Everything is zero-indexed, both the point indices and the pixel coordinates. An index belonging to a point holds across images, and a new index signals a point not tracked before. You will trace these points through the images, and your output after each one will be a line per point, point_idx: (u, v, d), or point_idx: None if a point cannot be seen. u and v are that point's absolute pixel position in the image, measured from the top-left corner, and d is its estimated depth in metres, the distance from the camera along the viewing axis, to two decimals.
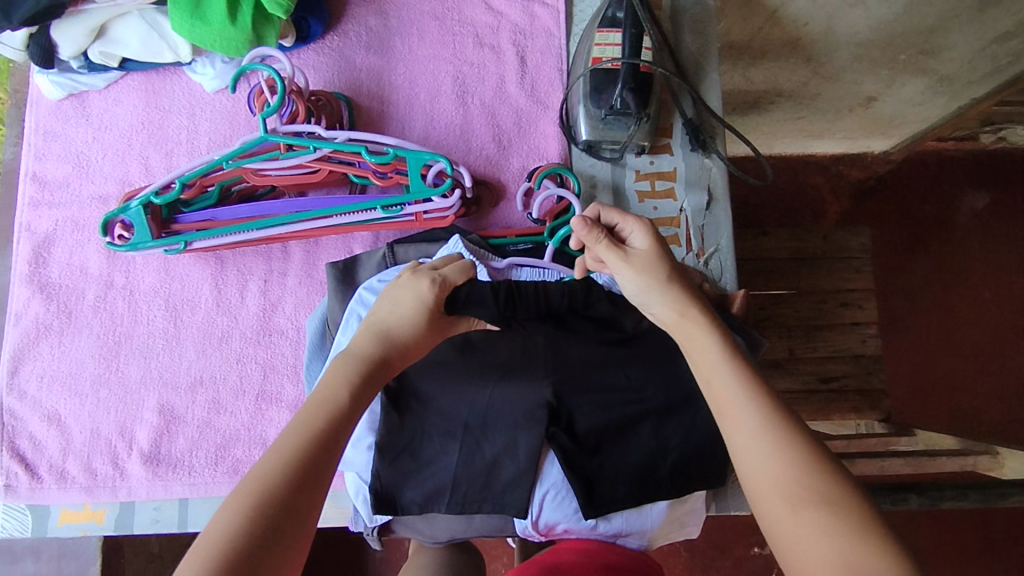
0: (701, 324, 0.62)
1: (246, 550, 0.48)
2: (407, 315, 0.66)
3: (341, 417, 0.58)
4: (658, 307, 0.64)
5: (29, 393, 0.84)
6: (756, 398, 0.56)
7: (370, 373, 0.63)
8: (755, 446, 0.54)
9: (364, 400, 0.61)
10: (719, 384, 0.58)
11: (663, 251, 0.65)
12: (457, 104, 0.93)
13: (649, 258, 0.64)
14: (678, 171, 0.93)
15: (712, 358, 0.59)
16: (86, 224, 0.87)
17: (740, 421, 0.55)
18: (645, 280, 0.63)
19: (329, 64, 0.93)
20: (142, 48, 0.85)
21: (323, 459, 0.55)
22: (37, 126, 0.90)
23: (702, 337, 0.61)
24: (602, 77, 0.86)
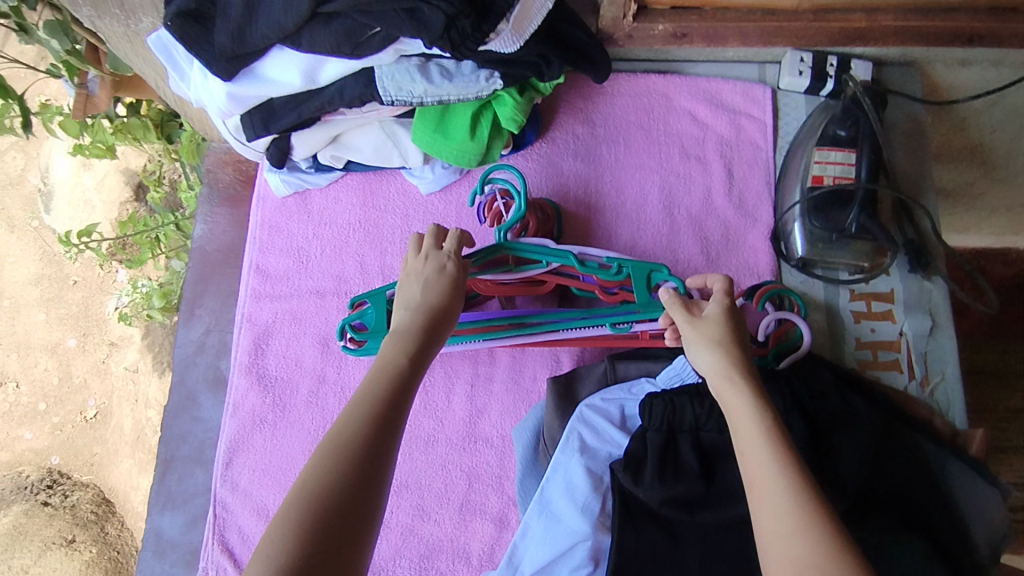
0: (745, 391, 0.61)
1: (330, 503, 0.50)
2: (429, 287, 0.67)
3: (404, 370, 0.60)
4: (710, 366, 0.65)
5: (240, 485, 0.84)
6: (791, 476, 0.54)
7: (423, 341, 0.64)
8: (783, 522, 0.52)
9: (420, 360, 0.62)
10: (753, 455, 0.57)
11: (731, 320, 0.68)
12: (664, 215, 0.93)
13: (716, 324, 0.68)
14: (897, 293, 0.89)
15: (750, 435, 0.58)
16: (304, 317, 0.89)
17: (769, 494, 0.54)
18: (715, 339, 0.67)
19: (537, 170, 0.95)
20: (373, 154, 0.89)
21: (397, 415, 0.58)
22: (262, 220, 0.94)
23: (741, 404, 0.61)
24: (827, 198, 0.85)
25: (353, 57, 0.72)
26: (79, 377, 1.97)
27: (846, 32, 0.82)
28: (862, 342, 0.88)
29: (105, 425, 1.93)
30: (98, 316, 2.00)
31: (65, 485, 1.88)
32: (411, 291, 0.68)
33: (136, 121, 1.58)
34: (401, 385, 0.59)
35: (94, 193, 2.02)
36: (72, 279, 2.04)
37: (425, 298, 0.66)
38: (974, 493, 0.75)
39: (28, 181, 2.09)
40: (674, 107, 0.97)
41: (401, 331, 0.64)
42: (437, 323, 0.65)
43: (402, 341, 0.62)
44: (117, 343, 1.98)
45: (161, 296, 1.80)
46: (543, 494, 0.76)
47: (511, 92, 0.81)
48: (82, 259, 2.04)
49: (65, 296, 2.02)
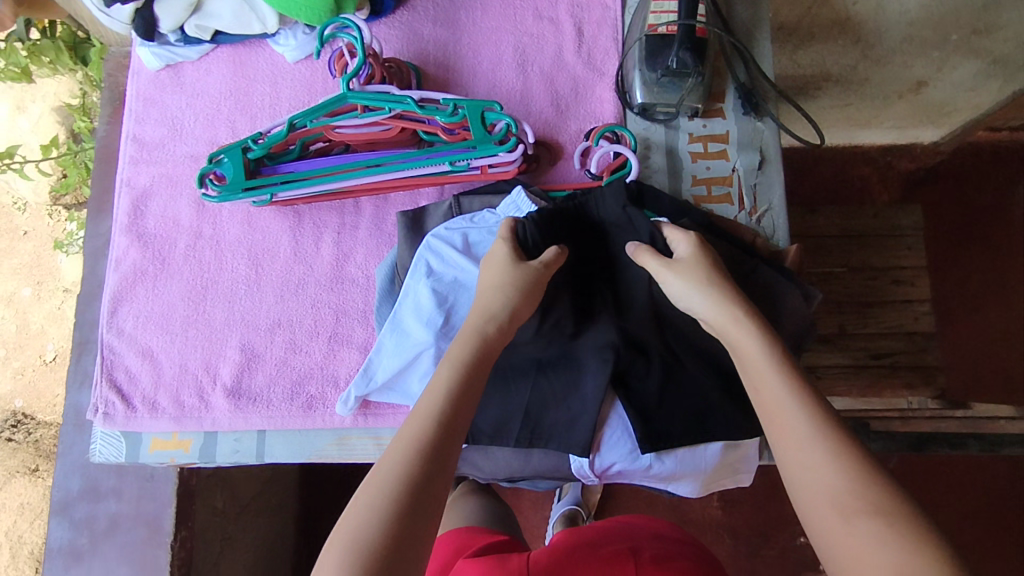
0: (747, 327, 0.65)
1: (399, 526, 0.54)
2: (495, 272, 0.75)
3: (461, 391, 0.64)
4: (704, 306, 0.69)
5: (126, 330, 0.91)
6: (818, 417, 0.57)
7: (483, 352, 0.67)
8: (814, 454, 0.55)
9: (472, 385, 0.65)
10: (774, 401, 0.60)
11: (706, 257, 0.73)
12: (517, 72, 0.99)
13: (683, 268, 0.73)
14: (731, 134, 0.96)
15: (769, 382, 0.61)
16: (179, 180, 0.95)
17: (795, 429, 0.57)
18: (696, 282, 0.71)
19: (399, 36, 1.01)
20: (233, 21, 0.93)
21: (452, 439, 0.61)
22: (137, 93, 0.99)
23: (749, 344, 0.64)
24: (655, 42, 0.91)
25: None
26: (38, 324, 2.01)
27: None
28: (698, 179, 0.95)
29: (65, 366, 1.99)
30: (51, 266, 2.04)
31: (29, 424, 1.95)
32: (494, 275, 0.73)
33: (47, 43, 1.59)
34: (454, 409, 0.62)
35: (32, 136, 2.03)
36: (23, 230, 2.06)
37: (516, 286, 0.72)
38: (777, 293, 0.84)
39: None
40: None
41: (461, 339, 0.68)
42: (489, 345, 0.68)
43: (458, 364, 0.65)
44: (70, 290, 2.03)
45: None
46: (395, 316, 0.84)
47: None
48: (28, 207, 2.05)
49: (15, 247, 2.04)
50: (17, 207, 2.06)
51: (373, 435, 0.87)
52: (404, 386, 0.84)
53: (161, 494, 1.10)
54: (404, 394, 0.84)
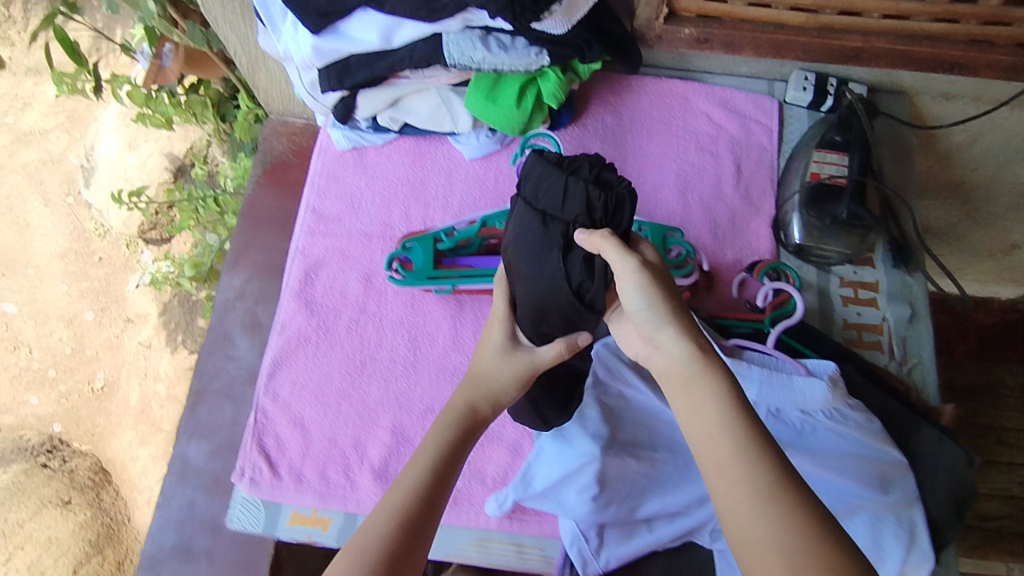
0: (713, 375, 0.61)
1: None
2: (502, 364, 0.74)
3: (431, 472, 0.67)
4: (671, 347, 0.64)
5: (280, 396, 0.92)
6: (760, 467, 0.54)
7: (465, 431, 0.71)
8: (750, 490, 0.53)
9: (458, 452, 0.69)
10: (715, 450, 0.57)
11: (660, 270, 0.68)
12: (678, 198, 1.04)
13: (640, 271, 0.64)
14: (881, 284, 1.00)
15: (723, 438, 0.57)
16: (351, 255, 1.00)
17: (733, 475, 0.55)
18: (651, 295, 0.64)
19: (570, 149, 1.07)
20: (428, 117, 1.01)
21: (435, 506, 0.65)
22: (320, 169, 1.06)
23: (705, 392, 0.60)
24: (821, 191, 0.96)
25: (427, 21, 0.84)
26: (88, 350, 1.93)
27: (843, 50, 0.95)
28: (849, 323, 0.98)
29: (110, 397, 1.88)
30: (116, 293, 1.98)
31: (64, 451, 1.82)
32: (488, 352, 0.75)
33: (196, 98, 1.72)
34: (433, 479, 0.66)
35: (134, 171, 2.01)
36: (97, 256, 2.02)
37: (506, 369, 0.74)
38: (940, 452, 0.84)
39: (68, 160, 2.10)
40: (692, 109, 1.10)
41: (448, 418, 0.72)
42: (477, 422, 0.72)
43: (445, 431, 0.69)
44: (133, 321, 1.95)
45: (192, 266, 1.83)
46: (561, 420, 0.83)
47: (555, 70, 0.93)
48: (107, 235, 2.04)
49: (86, 271, 2.00)
50: (97, 233, 2.04)
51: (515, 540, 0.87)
52: (562, 497, 0.82)
53: (255, 561, 1.07)
54: (560, 504, 0.82)
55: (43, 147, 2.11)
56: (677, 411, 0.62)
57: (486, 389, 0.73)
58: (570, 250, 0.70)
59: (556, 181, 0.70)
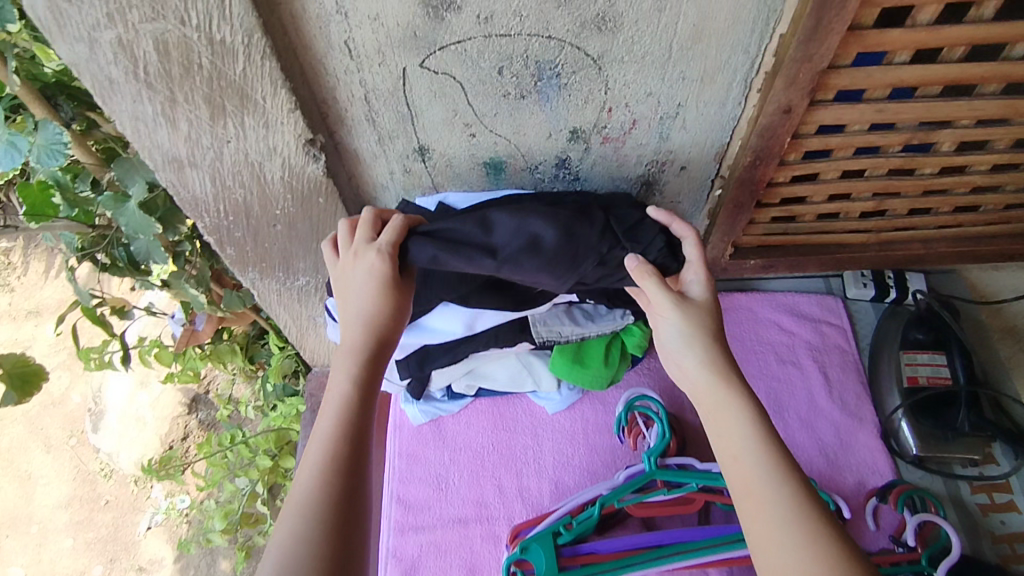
0: (740, 407, 0.64)
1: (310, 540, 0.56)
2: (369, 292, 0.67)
3: (350, 451, 0.62)
4: (702, 370, 0.67)
5: None
6: (785, 487, 0.58)
7: (372, 361, 0.67)
8: (785, 527, 0.56)
9: (367, 385, 0.66)
10: (747, 472, 0.60)
11: (714, 311, 0.71)
12: (776, 419, 1.00)
13: (679, 309, 0.69)
14: (1013, 483, 0.93)
15: (753, 463, 0.60)
16: (449, 547, 0.92)
17: (769, 508, 0.58)
18: (692, 328, 0.69)
19: (650, 383, 1.03)
20: (508, 381, 0.98)
21: (352, 488, 0.61)
22: (399, 450, 1.00)
23: (733, 415, 0.64)
24: (929, 397, 0.93)
25: (514, 311, 0.84)
26: None
27: (910, 257, 0.96)
28: (997, 536, 0.90)
29: None
30: (127, 539, 1.74)
31: None
32: (356, 288, 0.68)
33: (224, 346, 1.69)
34: (343, 462, 0.61)
35: (146, 409, 1.83)
36: (105, 499, 1.79)
37: (377, 308, 0.67)
38: None
39: (70, 399, 1.92)
40: (761, 319, 1.09)
41: (350, 349, 0.67)
42: (388, 335, 0.68)
43: (337, 409, 0.64)
44: (146, 567, 1.71)
45: (221, 517, 1.60)
46: None
47: (638, 325, 0.92)
48: (115, 477, 1.81)
49: (93, 519, 1.76)
50: (105, 475, 1.82)
51: None
52: None
53: None
54: None
55: (43, 390, 1.94)
56: (711, 430, 0.66)
57: (376, 323, 0.67)
58: (602, 265, 0.76)
59: (630, 219, 0.78)
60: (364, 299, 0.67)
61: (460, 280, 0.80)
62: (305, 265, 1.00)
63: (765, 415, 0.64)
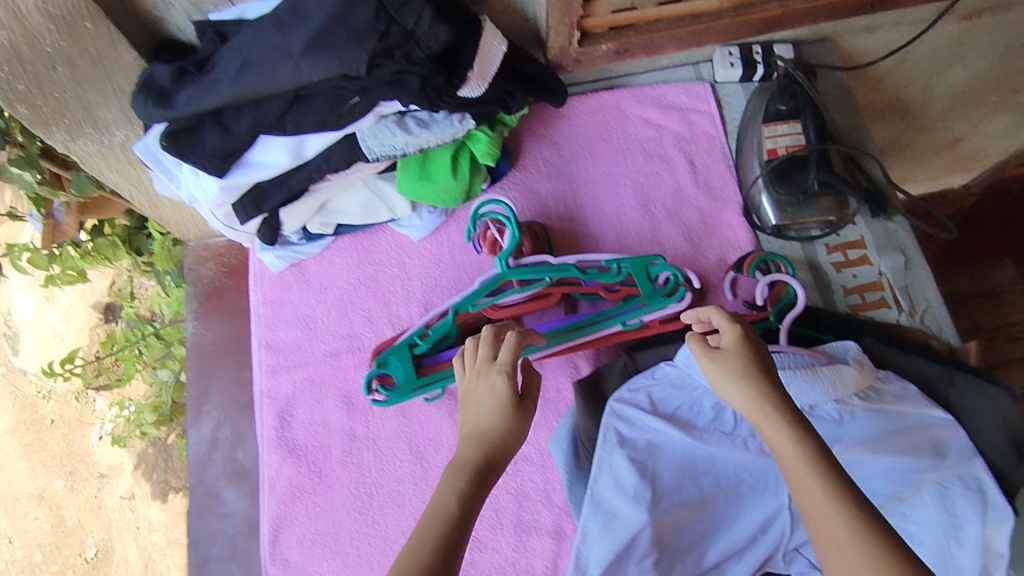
0: (784, 418, 0.58)
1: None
2: (483, 409, 0.63)
3: (441, 558, 0.52)
4: (744, 399, 0.61)
5: (291, 560, 0.85)
6: (887, 561, 0.49)
7: (480, 481, 0.59)
8: (841, 532, 0.51)
9: (472, 501, 0.57)
10: (833, 541, 0.51)
11: (754, 354, 0.65)
12: (642, 212, 0.99)
13: (730, 353, 0.64)
14: (866, 238, 0.96)
15: (833, 522, 0.51)
16: (322, 382, 0.91)
17: (826, 516, 0.52)
18: (740, 389, 0.62)
19: (518, 196, 1.00)
20: (362, 213, 0.93)
21: None
22: (261, 297, 0.97)
23: (784, 432, 0.58)
24: (786, 166, 0.92)
25: (335, 128, 0.78)
26: (72, 519, 1.64)
27: (767, 20, 0.91)
28: (849, 288, 0.94)
29: (107, 563, 1.61)
30: (83, 451, 1.67)
31: None
32: (477, 405, 0.64)
33: (104, 241, 1.55)
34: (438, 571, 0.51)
35: (59, 323, 1.71)
36: (48, 419, 1.70)
37: (495, 421, 0.62)
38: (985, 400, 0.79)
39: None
40: (628, 117, 1.04)
41: (461, 464, 0.60)
42: (492, 456, 0.61)
43: (434, 508, 0.56)
44: (108, 473, 1.65)
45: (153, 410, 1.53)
46: (594, 494, 0.79)
47: (482, 129, 0.87)
48: (53, 395, 1.70)
49: (43, 439, 1.68)
50: (42, 396, 1.70)
51: None
52: None
53: None
54: None
55: None
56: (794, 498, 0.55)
57: (489, 437, 0.61)
58: (386, 41, 0.70)
59: None
60: (473, 412, 0.64)
61: (264, 101, 0.75)
62: (112, 116, 0.89)
63: (815, 430, 0.58)
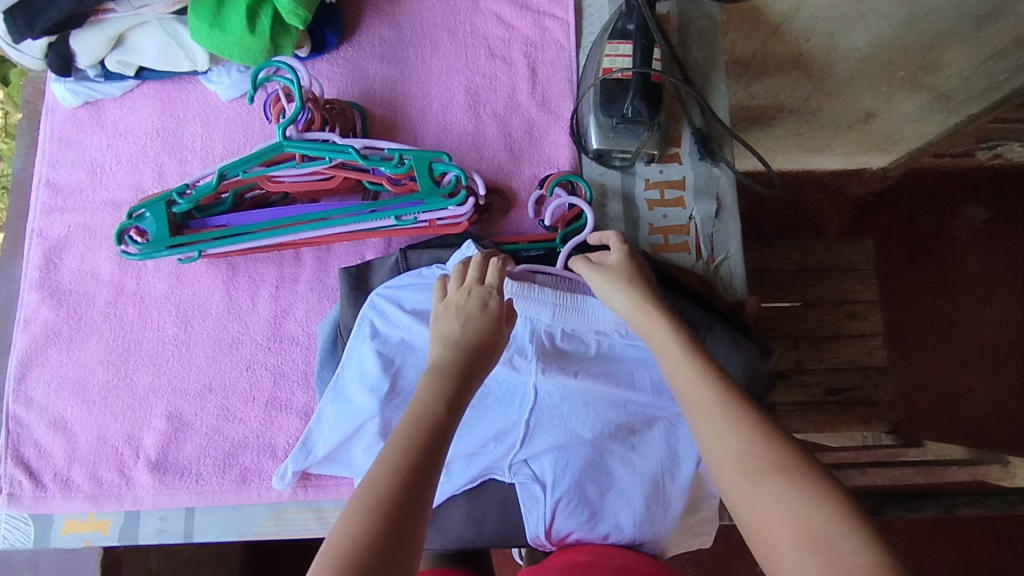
0: (662, 322, 0.67)
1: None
2: (477, 323, 0.64)
3: (427, 442, 0.54)
4: (624, 305, 0.71)
5: (35, 400, 0.84)
6: (747, 430, 0.56)
7: (464, 378, 0.60)
8: (718, 419, 0.57)
9: (460, 397, 0.59)
10: (705, 416, 0.58)
11: (637, 266, 0.74)
12: (469, 114, 0.94)
13: (615, 270, 0.74)
14: (687, 180, 0.94)
15: (707, 407, 0.58)
16: (97, 230, 0.87)
17: (705, 403, 0.58)
18: (624, 291, 0.71)
19: (343, 75, 0.95)
20: (159, 57, 0.86)
21: (421, 488, 0.52)
22: (50, 132, 0.91)
23: (663, 335, 0.66)
24: (613, 87, 0.87)
25: None
26: None
27: None
28: (655, 227, 0.92)
29: None
30: None
31: None
32: (474, 320, 0.64)
33: None
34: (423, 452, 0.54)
35: None
36: None
37: (482, 326, 0.63)
38: (732, 348, 0.81)
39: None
40: (479, 10, 0.97)
41: (435, 367, 0.60)
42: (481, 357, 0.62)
43: (432, 395, 0.57)
44: None
45: None
46: (337, 381, 0.79)
47: None
48: None
49: None
50: None
51: (314, 507, 0.82)
52: (346, 457, 0.79)
53: (83, 566, 1.01)
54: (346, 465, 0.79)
55: None
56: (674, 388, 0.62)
57: (478, 340, 0.62)
58: None
59: None
60: (473, 324, 0.63)
61: None
62: None
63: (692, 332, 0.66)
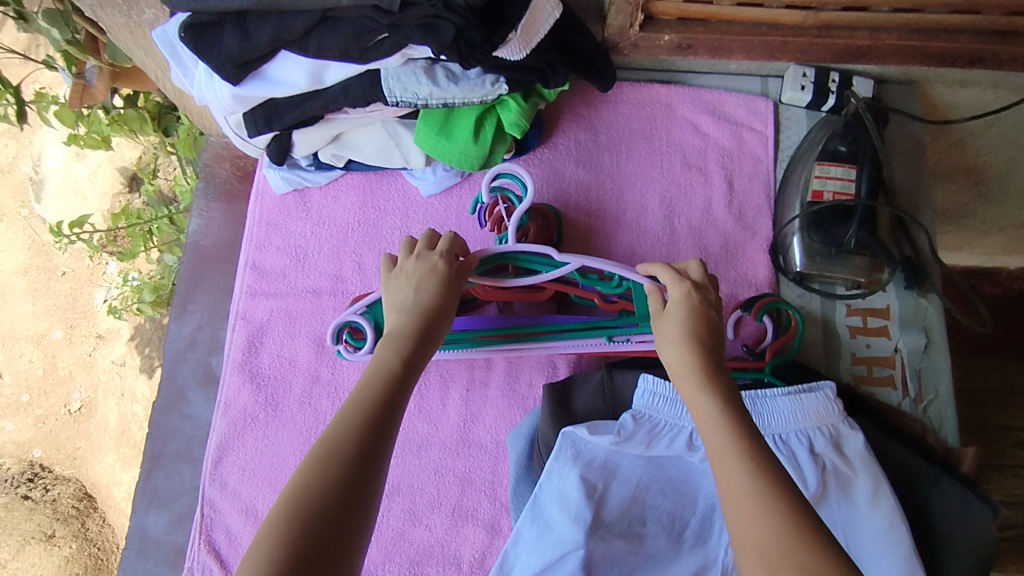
0: (698, 380, 0.60)
1: (306, 530, 0.48)
2: (420, 285, 0.66)
3: (379, 408, 0.56)
4: (676, 365, 0.63)
5: (230, 484, 0.84)
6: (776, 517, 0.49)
7: (413, 346, 0.61)
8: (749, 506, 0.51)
9: (414, 364, 0.60)
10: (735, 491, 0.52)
11: (698, 314, 0.66)
12: (664, 225, 0.93)
13: (676, 317, 0.66)
14: (892, 309, 0.89)
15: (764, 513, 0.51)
16: (298, 317, 0.89)
17: (733, 473, 0.53)
18: (678, 343, 0.64)
19: (539, 175, 0.95)
20: (375, 154, 0.88)
21: (369, 456, 0.53)
22: (258, 216, 0.94)
23: (698, 394, 0.60)
24: (827, 213, 0.85)
25: (360, 61, 0.72)
26: (64, 368, 1.69)
27: (848, 49, 0.85)
28: (857, 357, 0.88)
29: (89, 418, 1.66)
30: (86, 308, 1.73)
31: (45, 478, 1.62)
32: (407, 282, 0.66)
33: (133, 113, 1.49)
34: (374, 416, 0.55)
35: (86, 182, 1.77)
36: (60, 270, 1.76)
37: (426, 297, 0.65)
38: (963, 514, 0.75)
39: (18, 169, 1.81)
40: (676, 118, 0.97)
41: (396, 333, 0.62)
42: (430, 328, 0.63)
43: (383, 363, 0.60)
44: (105, 335, 1.70)
45: (151, 292, 1.54)
46: (536, 500, 0.76)
47: (515, 98, 0.82)
48: (71, 250, 1.76)
49: (52, 286, 1.74)
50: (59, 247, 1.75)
51: None
52: None
53: None
54: None
55: None
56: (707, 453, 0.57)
57: (426, 311, 0.64)
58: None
59: None
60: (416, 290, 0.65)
61: (290, 15, 0.67)
62: None
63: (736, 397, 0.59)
